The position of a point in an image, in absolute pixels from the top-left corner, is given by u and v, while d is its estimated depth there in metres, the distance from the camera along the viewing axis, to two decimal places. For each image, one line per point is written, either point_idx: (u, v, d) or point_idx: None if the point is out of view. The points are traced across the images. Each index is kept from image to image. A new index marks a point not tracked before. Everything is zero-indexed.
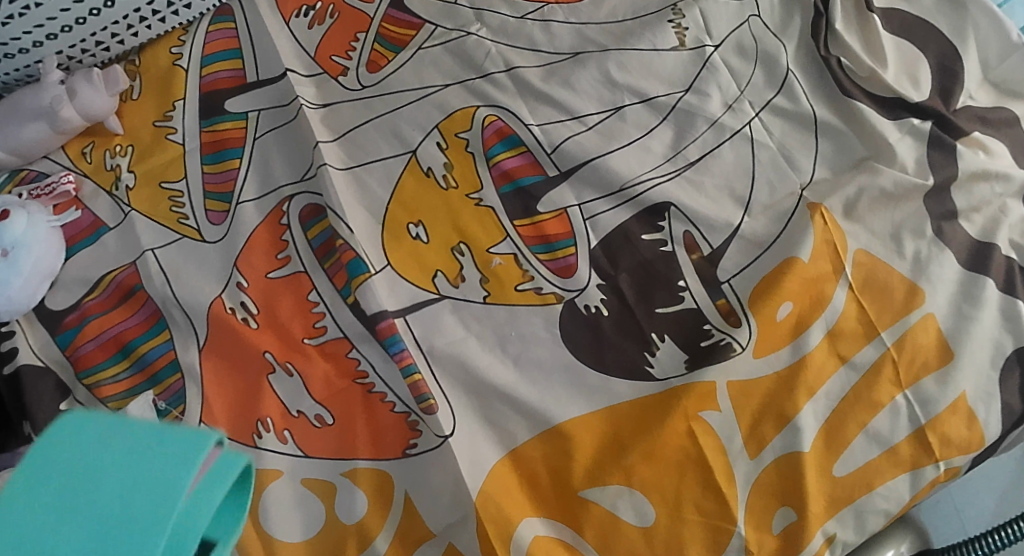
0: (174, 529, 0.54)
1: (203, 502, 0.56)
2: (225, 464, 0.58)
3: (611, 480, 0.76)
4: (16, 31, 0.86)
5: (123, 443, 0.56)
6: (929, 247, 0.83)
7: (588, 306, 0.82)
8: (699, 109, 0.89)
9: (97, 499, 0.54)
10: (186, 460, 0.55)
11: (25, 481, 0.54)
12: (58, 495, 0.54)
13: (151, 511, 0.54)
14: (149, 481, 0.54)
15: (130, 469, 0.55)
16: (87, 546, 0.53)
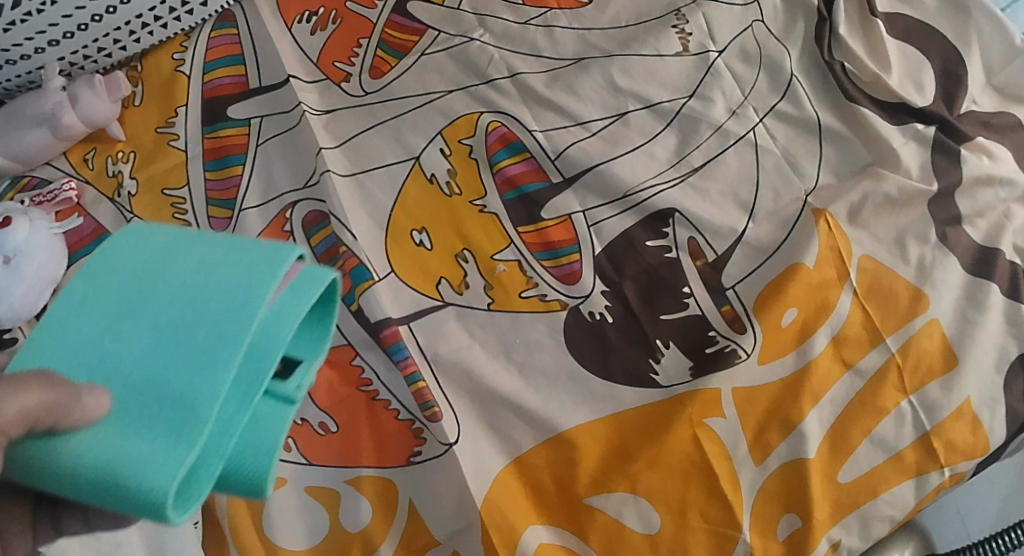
0: (257, 328, 0.55)
1: (286, 307, 0.56)
2: (310, 277, 0.58)
3: (615, 487, 0.76)
4: (18, 37, 0.86)
5: (210, 250, 0.57)
6: (933, 252, 0.83)
7: (593, 312, 0.82)
8: (703, 115, 0.89)
9: (183, 293, 0.56)
10: (268, 268, 0.56)
11: (123, 273, 0.57)
12: (147, 289, 0.56)
13: (233, 310, 0.55)
14: (233, 282, 0.56)
15: (213, 267, 0.56)
16: (169, 337, 0.54)
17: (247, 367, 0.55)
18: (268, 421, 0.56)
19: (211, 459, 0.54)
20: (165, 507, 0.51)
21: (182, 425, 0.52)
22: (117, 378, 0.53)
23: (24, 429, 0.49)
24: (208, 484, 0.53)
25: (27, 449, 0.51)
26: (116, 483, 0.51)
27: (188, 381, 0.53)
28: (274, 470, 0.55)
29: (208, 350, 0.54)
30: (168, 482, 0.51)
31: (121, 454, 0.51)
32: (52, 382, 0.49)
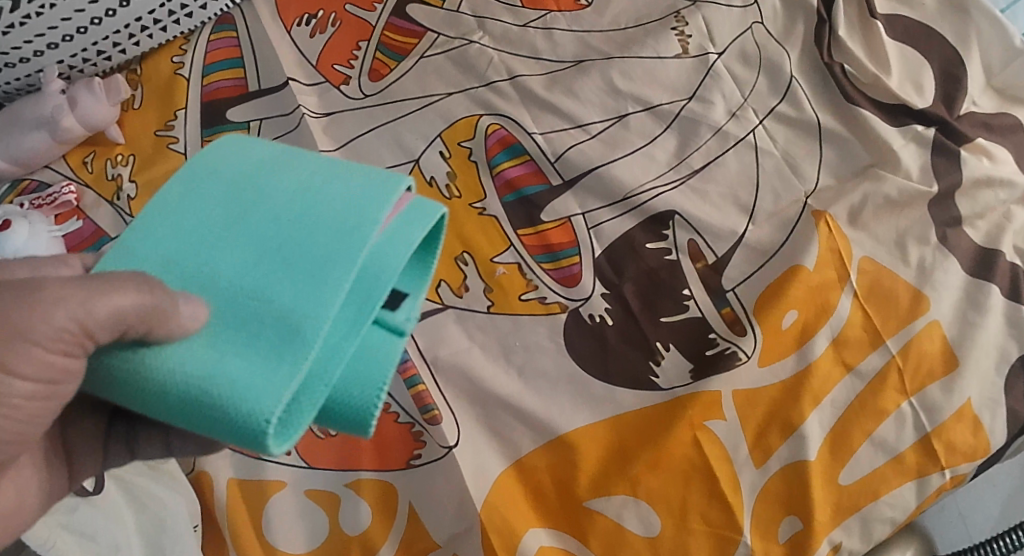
0: (366, 257, 0.54)
1: (397, 237, 0.55)
2: (420, 210, 0.57)
3: (615, 490, 0.76)
4: (17, 40, 0.85)
5: (316, 171, 0.56)
6: (934, 253, 0.83)
7: (593, 315, 0.82)
8: (703, 117, 0.89)
9: (287, 211, 0.54)
10: (378, 196, 0.55)
11: (225, 184, 0.56)
12: (251, 203, 0.55)
13: (342, 235, 0.53)
14: (340, 205, 0.55)
15: (322, 186, 0.56)
16: (272, 253, 0.53)
17: (354, 296, 0.54)
18: (374, 355, 0.54)
19: (314, 388, 0.52)
20: (265, 431, 0.50)
21: (286, 348, 0.51)
22: (218, 291, 0.52)
23: (116, 334, 0.49)
24: (308, 414, 0.52)
25: (124, 359, 0.51)
26: (215, 400, 0.50)
27: (294, 302, 0.52)
28: (378, 406, 0.53)
29: (315, 270, 0.53)
30: (271, 407, 0.50)
31: (220, 372, 0.50)
32: (148, 285, 0.49)
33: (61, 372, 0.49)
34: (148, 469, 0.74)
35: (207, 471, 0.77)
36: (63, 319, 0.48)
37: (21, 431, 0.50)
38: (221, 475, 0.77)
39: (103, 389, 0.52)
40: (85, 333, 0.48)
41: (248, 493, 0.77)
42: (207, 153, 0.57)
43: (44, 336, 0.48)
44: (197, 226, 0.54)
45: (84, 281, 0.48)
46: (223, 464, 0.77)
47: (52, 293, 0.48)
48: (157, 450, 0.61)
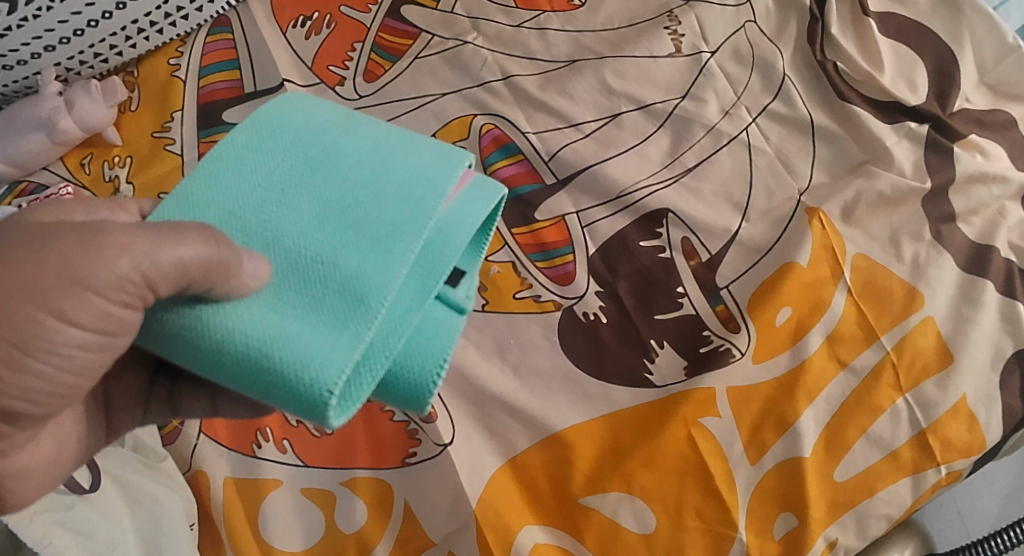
0: (432, 230, 0.54)
1: (462, 214, 0.56)
2: (482, 188, 0.58)
3: (610, 487, 0.76)
4: (15, 42, 0.86)
5: (382, 137, 0.57)
6: (928, 250, 0.84)
7: (587, 313, 0.82)
8: (696, 115, 0.89)
9: (353, 176, 0.55)
10: (445, 169, 0.56)
11: (288, 143, 0.55)
12: (316, 164, 0.55)
13: (409, 205, 0.54)
14: (407, 175, 0.55)
15: (388, 154, 0.56)
16: (338, 217, 0.53)
17: (418, 268, 0.54)
18: (434, 330, 0.56)
19: (376, 359, 0.53)
20: (329, 400, 0.50)
21: (352, 315, 0.51)
22: (281, 251, 0.53)
23: (177, 287, 0.49)
24: (369, 383, 0.53)
25: (184, 316, 0.51)
26: (279, 362, 0.50)
27: (360, 269, 0.52)
28: (439, 380, 0.55)
29: (382, 240, 0.53)
30: (336, 374, 0.50)
31: (284, 334, 0.51)
32: (214, 239, 0.50)
33: (119, 324, 0.49)
34: (144, 467, 0.75)
35: (204, 471, 0.78)
36: (125, 267, 0.47)
37: (70, 384, 0.49)
38: (218, 474, 0.78)
39: (156, 344, 0.52)
40: (147, 284, 0.48)
41: (245, 491, 0.77)
42: (269, 108, 0.57)
43: (105, 284, 0.47)
44: (260, 184, 0.54)
45: (150, 228, 0.48)
46: (220, 463, 0.78)
47: (117, 240, 0.47)
48: (202, 408, 0.64)
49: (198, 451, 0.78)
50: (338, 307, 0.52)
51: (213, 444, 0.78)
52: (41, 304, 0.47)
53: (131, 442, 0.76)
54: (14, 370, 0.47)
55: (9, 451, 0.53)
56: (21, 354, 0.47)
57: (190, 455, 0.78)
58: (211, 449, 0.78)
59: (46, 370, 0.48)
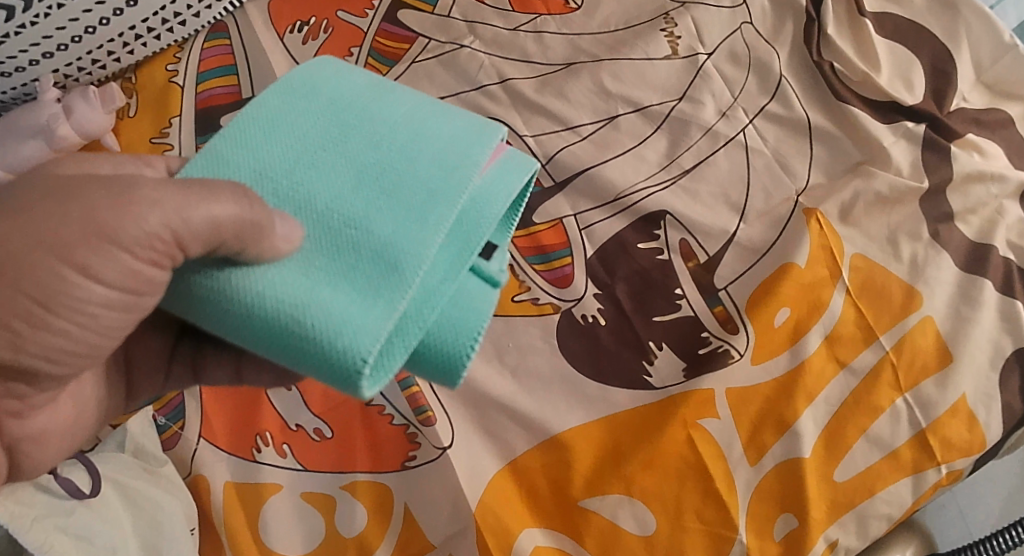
0: (467, 199, 0.54)
1: (496, 185, 0.55)
2: (516, 160, 0.57)
3: (610, 489, 0.77)
4: (13, 49, 0.84)
5: (416, 105, 0.56)
6: (925, 250, 0.84)
7: (586, 315, 0.82)
8: (693, 117, 0.89)
9: (388, 141, 0.54)
10: (480, 139, 0.55)
11: (321, 106, 0.55)
12: (350, 127, 0.54)
13: (444, 172, 0.53)
14: (442, 142, 0.55)
15: (422, 122, 0.55)
16: (371, 182, 0.53)
17: (453, 237, 0.54)
18: (468, 302, 0.55)
19: (409, 329, 0.52)
20: (362, 368, 0.49)
21: (386, 283, 0.51)
22: (314, 214, 0.52)
23: (207, 247, 0.49)
24: (401, 354, 0.52)
25: (214, 278, 0.51)
26: (310, 328, 0.50)
27: (395, 236, 0.52)
28: (473, 353, 0.54)
29: (417, 207, 0.52)
30: (369, 343, 0.49)
31: (316, 300, 0.50)
32: (247, 199, 0.49)
33: (145, 284, 0.49)
34: (143, 471, 0.75)
35: (204, 475, 0.78)
36: (155, 223, 0.48)
37: (93, 343, 0.51)
38: (218, 478, 0.78)
39: (183, 307, 0.52)
40: (176, 242, 0.48)
41: (244, 496, 0.77)
42: (302, 71, 0.57)
43: (133, 241, 0.48)
44: (292, 146, 0.53)
45: (182, 188, 0.49)
46: (220, 468, 0.78)
47: (147, 195, 0.48)
48: (226, 374, 0.65)
49: (198, 456, 0.78)
50: (371, 274, 0.51)
51: (213, 449, 0.78)
52: (64, 258, 0.47)
53: (131, 447, 0.76)
54: (37, 326, 0.48)
55: (28, 412, 0.55)
56: (43, 310, 0.48)
57: (190, 460, 0.78)
58: (211, 454, 0.78)
59: (69, 327, 0.49)
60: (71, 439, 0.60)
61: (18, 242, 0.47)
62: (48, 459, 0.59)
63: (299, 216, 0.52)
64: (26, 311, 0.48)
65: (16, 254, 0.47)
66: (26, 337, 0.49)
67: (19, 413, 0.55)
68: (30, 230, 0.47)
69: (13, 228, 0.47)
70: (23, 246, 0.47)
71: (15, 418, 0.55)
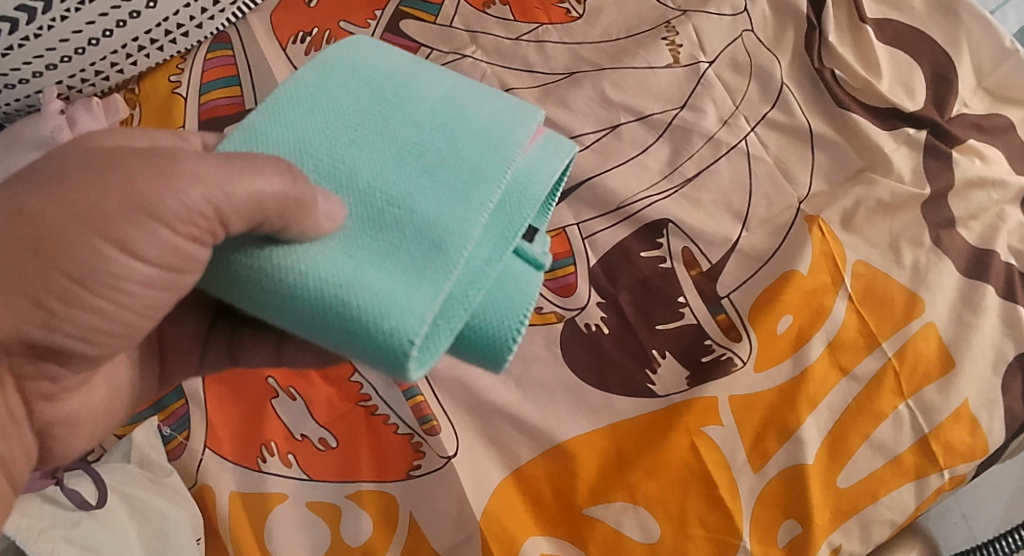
0: (509, 179, 0.54)
1: (537, 166, 0.56)
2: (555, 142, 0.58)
3: (614, 497, 0.77)
4: (16, 62, 0.85)
5: (456, 85, 0.57)
6: (928, 256, 0.84)
7: (589, 324, 0.82)
8: (695, 125, 0.89)
9: (429, 120, 0.54)
10: (520, 119, 0.56)
11: (361, 84, 0.55)
12: (391, 106, 0.55)
13: (486, 152, 0.54)
14: (482, 122, 0.55)
15: (463, 102, 0.56)
16: (415, 160, 0.53)
17: (496, 218, 0.54)
18: (513, 284, 0.55)
19: (455, 310, 0.52)
20: (410, 350, 0.50)
21: (430, 262, 0.51)
22: (357, 192, 0.52)
23: (249, 223, 0.49)
24: (447, 336, 0.52)
25: (256, 257, 0.51)
26: (356, 308, 0.50)
27: (439, 214, 0.52)
28: (519, 336, 0.54)
29: (461, 185, 0.53)
30: (416, 323, 0.50)
31: (361, 279, 0.50)
32: (290, 174, 0.49)
33: (185, 260, 0.49)
34: (151, 483, 0.76)
35: (209, 485, 0.78)
36: (196, 198, 0.47)
37: (129, 323, 0.50)
38: (223, 488, 0.78)
39: (223, 287, 0.52)
40: (217, 218, 0.48)
41: (250, 505, 0.77)
42: (339, 50, 0.57)
43: (173, 216, 0.47)
44: (334, 124, 0.53)
45: (224, 160, 0.49)
46: (225, 478, 0.78)
47: (188, 168, 0.48)
48: (265, 356, 0.65)
49: (203, 466, 0.78)
50: (416, 253, 0.51)
51: (217, 459, 0.79)
52: (103, 234, 0.47)
53: (136, 457, 0.77)
54: (73, 305, 0.48)
55: (60, 395, 0.55)
56: (79, 287, 0.48)
57: (196, 471, 0.79)
58: (216, 463, 0.78)
59: (104, 305, 0.49)
60: (104, 423, 0.59)
61: (53, 217, 0.46)
62: (80, 445, 0.58)
63: (342, 193, 0.52)
64: (61, 288, 0.48)
65: (52, 228, 0.46)
66: (61, 315, 0.49)
67: (51, 397, 0.54)
68: (66, 203, 0.47)
69: (48, 204, 0.46)
70: (58, 221, 0.46)
71: (47, 401, 0.54)
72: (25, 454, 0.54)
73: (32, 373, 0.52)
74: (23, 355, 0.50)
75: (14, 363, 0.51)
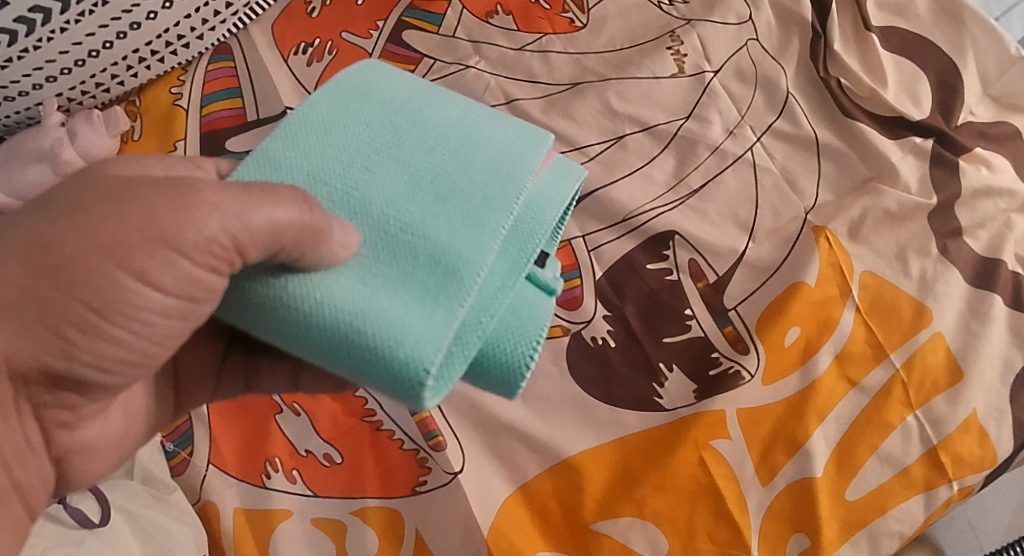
0: (521, 206, 0.54)
1: (549, 193, 0.55)
2: (563, 168, 0.58)
3: (622, 512, 0.76)
4: (15, 74, 0.84)
5: (467, 110, 0.56)
6: (935, 265, 0.84)
7: (595, 337, 0.82)
8: (700, 136, 0.89)
9: (441, 147, 0.54)
10: (531, 145, 0.55)
11: (372, 109, 0.55)
12: (402, 132, 0.54)
13: (498, 178, 0.53)
14: (494, 148, 0.55)
15: (474, 129, 0.55)
16: (427, 188, 0.53)
17: (508, 245, 0.53)
18: (526, 310, 0.54)
19: (468, 338, 0.52)
20: (425, 380, 0.49)
21: (444, 289, 0.51)
22: (369, 220, 0.52)
23: (266, 253, 0.49)
24: (461, 365, 0.52)
25: (272, 285, 0.50)
26: (371, 337, 0.49)
27: (452, 242, 0.52)
28: (532, 363, 0.53)
29: (473, 213, 0.52)
30: (431, 352, 0.49)
31: (375, 308, 0.50)
32: (307, 204, 0.49)
33: (202, 291, 0.49)
34: (153, 499, 0.74)
35: (213, 502, 0.77)
36: (213, 227, 0.47)
37: (147, 352, 0.50)
38: (227, 505, 0.77)
39: (235, 315, 0.51)
40: (235, 248, 0.48)
41: (255, 522, 0.77)
42: (350, 73, 0.56)
43: (192, 246, 0.47)
44: (346, 149, 0.53)
45: (241, 191, 0.48)
46: (229, 494, 0.77)
47: (206, 199, 0.47)
48: (281, 382, 0.64)
49: (207, 483, 0.78)
50: (430, 281, 0.51)
51: (222, 475, 0.78)
52: (121, 264, 0.47)
53: (139, 474, 0.75)
54: (91, 335, 0.48)
55: (79, 423, 0.55)
56: (98, 317, 0.48)
57: (200, 487, 0.78)
58: (221, 480, 0.78)
59: (124, 335, 0.49)
60: (120, 452, 0.59)
61: (72, 247, 0.46)
62: (92, 473, 0.58)
63: (355, 222, 0.52)
64: (80, 318, 0.47)
65: (71, 258, 0.46)
66: (79, 345, 0.48)
67: (69, 425, 0.54)
68: (85, 231, 0.46)
69: (67, 231, 0.46)
70: (78, 250, 0.46)
71: (65, 429, 0.54)
72: (43, 483, 0.54)
73: (50, 402, 0.51)
74: (41, 384, 0.50)
75: (33, 394, 0.50)
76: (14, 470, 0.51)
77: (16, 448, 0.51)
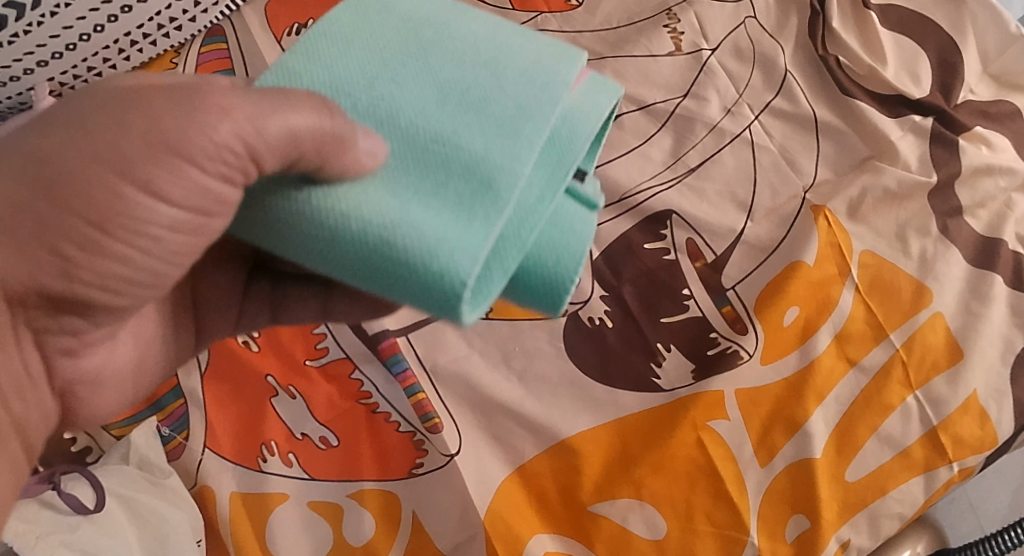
0: (559, 118, 0.50)
1: (588, 107, 0.51)
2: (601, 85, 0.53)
3: (620, 493, 0.76)
4: (6, 57, 0.81)
5: (494, 24, 0.52)
6: (935, 245, 0.83)
7: (592, 318, 0.81)
8: (698, 114, 0.88)
9: (471, 60, 0.50)
10: (566, 59, 0.51)
11: (396, 25, 0.51)
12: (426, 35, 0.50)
13: (532, 91, 0.50)
14: (527, 59, 0.51)
15: (503, 42, 0.51)
16: (456, 101, 0.49)
17: (546, 154, 0.50)
18: (565, 225, 0.51)
19: (508, 252, 0.48)
20: (461, 293, 0.45)
21: (479, 203, 0.47)
22: (398, 132, 0.48)
23: (283, 162, 0.45)
24: (500, 278, 0.48)
25: (295, 196, 0.47)
26: (405, 245, 0.46)
27: (487, 152, 0.48)
28: (577, 278, 0.50)
29: (507, 123, 0.49)
30: (471, 260, 0.46)
31: (408, 219, 0.46)
32: (327, 110, 0.46)
33: (214, 203, 0.46)
34: (150, 485, 0.74)
35: (209, 486, 0.77)
36: (225, 133, 0.44)
37: (155, 270, 0.47)
38: (224, 489, 0.77)
39: (256, 232, 0.48)
40: (249, 155, 0.44)
41: (251, 506, 0.76)
42: None
43: (201, 153, 0.44)
44: (370, 63, 0.49)
45: (257, 96, 0.45)
46: (226, 478, 0.77)
47: (216, 102, 0.44)
48: (310, 313, 0.62)
49: (203, 467, 0.77)
50: (465, 197, 0.47)
51: (217, 459, 0.77)
52: (124, 174, 0.44)
53: (135, 459, 0.75)
54: (92, 252, 0.46)
55: (82, 351, 0.53)
56: (99, 232, 0.45)
57: (195, 471, 0.77)
58: (216, 463, 0.77)
59: (128, 251, 0.46)
60: (132, 386, 0.59)
61: (70, 158, 0.44)
62: (102, 410, 0.58)
63: (384, 137, 0.48)
64: (81, 235, 0.45)
65: (70, 170, 0.44)
66: (79, 263, 0.46)
67: (75, 353, 0.53)
68: (84, 144, 0.44)
69: (65, 142, 0.44)
70: (78, 162, 0.44)
71: (70, 357, 0.53)
72: (45, 417, 0.53)
73: (52, 328, 0.50)
74: (40, 309, 0.48)
75: (34, 319, 0.49)
76: (14, 405, 0.50)
77: (17, 384, 0.50)
